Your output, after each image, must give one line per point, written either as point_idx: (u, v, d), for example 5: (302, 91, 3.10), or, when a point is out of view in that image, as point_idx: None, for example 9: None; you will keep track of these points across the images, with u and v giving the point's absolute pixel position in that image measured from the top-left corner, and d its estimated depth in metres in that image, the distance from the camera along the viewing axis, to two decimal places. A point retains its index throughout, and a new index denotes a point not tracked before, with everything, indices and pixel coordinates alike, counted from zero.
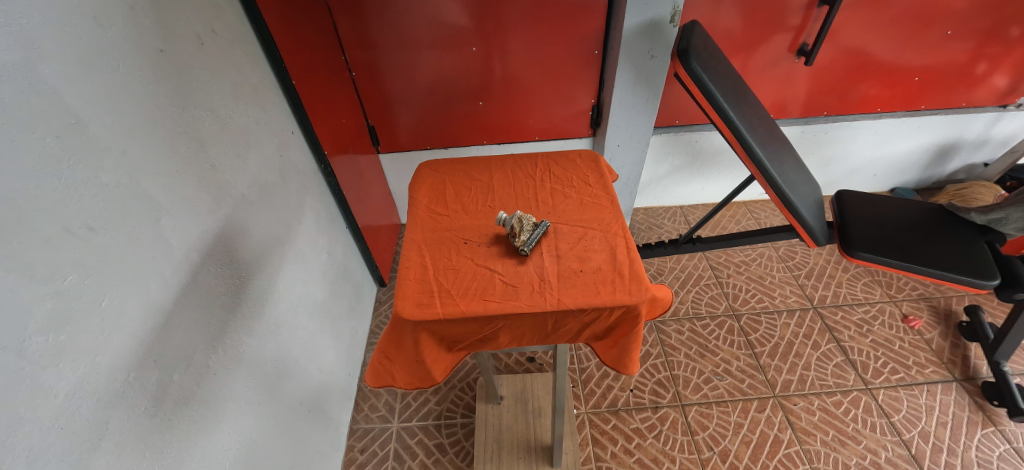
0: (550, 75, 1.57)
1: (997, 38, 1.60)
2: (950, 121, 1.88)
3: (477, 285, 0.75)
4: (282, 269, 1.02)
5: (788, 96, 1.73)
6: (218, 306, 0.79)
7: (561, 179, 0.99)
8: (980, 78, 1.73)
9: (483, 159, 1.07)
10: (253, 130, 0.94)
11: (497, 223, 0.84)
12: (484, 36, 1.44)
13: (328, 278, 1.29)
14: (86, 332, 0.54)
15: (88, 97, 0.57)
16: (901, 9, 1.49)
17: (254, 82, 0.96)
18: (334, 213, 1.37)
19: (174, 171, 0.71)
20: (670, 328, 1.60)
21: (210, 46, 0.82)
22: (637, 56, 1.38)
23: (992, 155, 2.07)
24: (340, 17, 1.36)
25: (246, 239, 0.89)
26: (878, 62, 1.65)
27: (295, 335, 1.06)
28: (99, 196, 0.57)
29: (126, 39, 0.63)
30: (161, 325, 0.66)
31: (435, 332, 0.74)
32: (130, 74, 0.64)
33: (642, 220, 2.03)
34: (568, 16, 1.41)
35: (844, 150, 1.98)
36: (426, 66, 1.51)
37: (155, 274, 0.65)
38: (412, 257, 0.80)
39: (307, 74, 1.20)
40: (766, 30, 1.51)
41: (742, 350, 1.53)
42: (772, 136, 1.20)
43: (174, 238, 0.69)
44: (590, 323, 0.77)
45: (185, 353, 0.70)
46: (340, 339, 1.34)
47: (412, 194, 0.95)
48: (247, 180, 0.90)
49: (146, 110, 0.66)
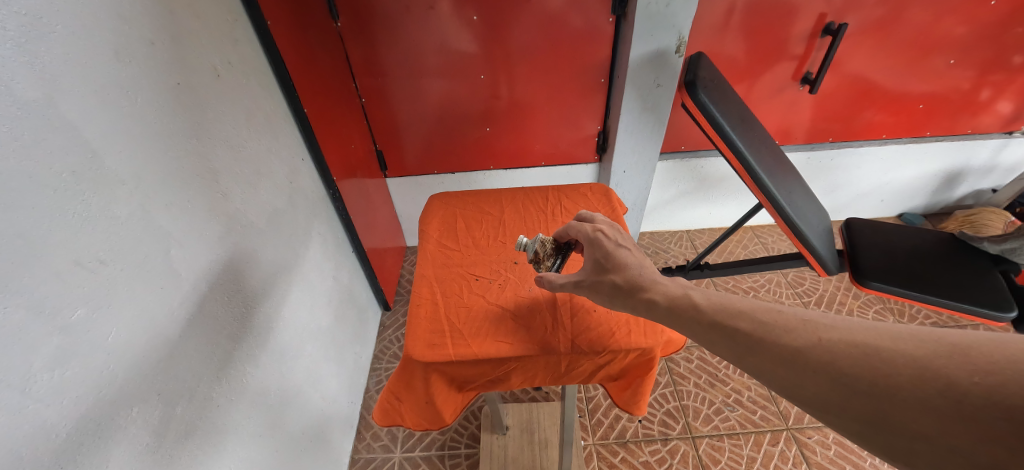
0: (556, 100, 1.59)
1: (1000, 66, 1.62)
2: (955, 148, 1.88)
3: (489, 325, 0.75)
4: (289, 295, 1.02)
5: (793, 122, 1.74)
6: (224, 334, 0.78)
7: (573, 213, 1.00)
8: (985, 104, 1.74)
9: (495, 192, 1.08)
10: (264, 158, 0.96)
11: (517, 246, 0.82)
12: (492, 63, 1.47)
13: (333, 303, 1.28)
14: (89, 368, 0.53)
15: (104, 129, 0.57)
16: (904, 39, 1.51)
17: (268, 111, 0.98)
18: (341, 238, 1.37)
19: (186, 202, 0.71)
20: (678, 355, 1.57)
21: (226, 78, 0.84)
22: (643, 85, 1.40)
23: (1000, 182, 2.07)
24: (352, 46, 1.39)
25: (255, 266, 0.89)
26: (882, 89, 1.66)
27: (298, 362, 1.04)
28: (112, 228, 0.57)
29: (144, 74, 0.64)
30: (167, 357, 0.65)
31: (447, 373, 0.74)
32: (148, 107, 0.65)
33: (649, 244, 2.02)
34: (573, 45, 1.43)
35: (851, 177, 1.98)
36: (434, 92, 1.54)
37: (161, 306, 0.64)
38: (424, 294, 0.81)
39: (319, 101, 1.22)
40: (770, 59, 1.53)
41: (753, 380, 1.50)
42: (780, 164, 1.20)
43: (182, 268, 0.69)
44: (605, 364, 0.75)
45: (189, 385, 0.69)
46: (343, 365, 1.33)
47: (424, 227, 0.97)
48: (257, 208, 0.91)
49: (161, 141, 0.67)
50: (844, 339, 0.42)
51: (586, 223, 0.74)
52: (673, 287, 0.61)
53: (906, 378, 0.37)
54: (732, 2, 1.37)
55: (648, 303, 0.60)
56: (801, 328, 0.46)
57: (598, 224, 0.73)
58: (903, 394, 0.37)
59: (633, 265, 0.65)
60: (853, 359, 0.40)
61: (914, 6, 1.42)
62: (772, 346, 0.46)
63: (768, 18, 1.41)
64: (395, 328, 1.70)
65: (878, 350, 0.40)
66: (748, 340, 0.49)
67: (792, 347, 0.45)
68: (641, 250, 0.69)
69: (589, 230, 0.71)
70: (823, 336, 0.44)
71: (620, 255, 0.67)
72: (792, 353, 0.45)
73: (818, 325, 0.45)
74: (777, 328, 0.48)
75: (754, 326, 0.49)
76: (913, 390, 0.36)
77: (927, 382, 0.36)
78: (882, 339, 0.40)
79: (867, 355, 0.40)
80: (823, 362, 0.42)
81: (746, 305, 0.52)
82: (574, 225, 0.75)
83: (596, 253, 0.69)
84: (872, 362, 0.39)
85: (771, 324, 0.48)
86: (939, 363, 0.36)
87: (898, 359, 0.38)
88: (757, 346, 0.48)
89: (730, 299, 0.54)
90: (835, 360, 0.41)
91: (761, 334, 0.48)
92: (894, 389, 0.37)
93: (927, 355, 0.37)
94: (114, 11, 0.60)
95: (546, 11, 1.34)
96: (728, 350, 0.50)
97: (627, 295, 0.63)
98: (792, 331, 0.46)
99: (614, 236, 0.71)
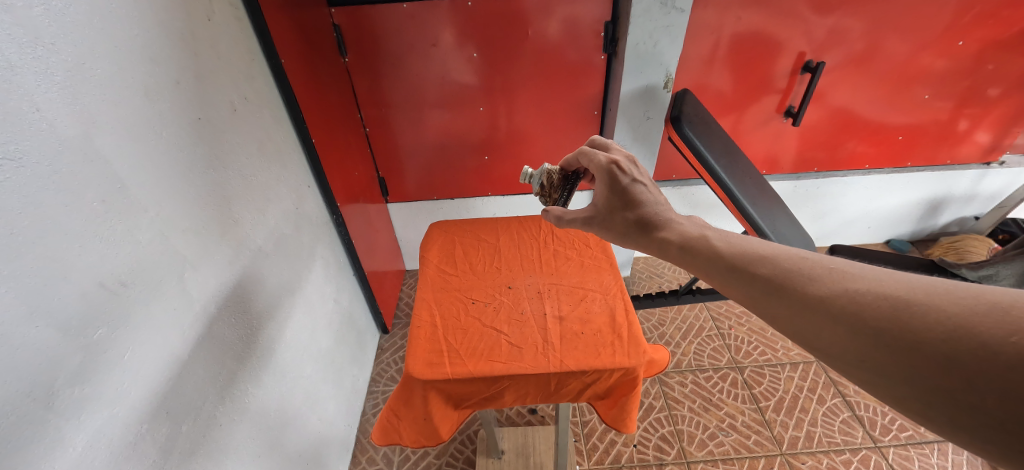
0: (552, 130, 1.66)
1: (975, 100, 1.70)
2: (936, 178, 1.96)
3: (484, 346, 0.79)
4: (291, 317, 1.05)
5: (780, 152, 1.82)
6: (229, 355, 0.81)
7: (563, 241, 1.05)
8: (963, 134, 1.82)
9: (491, 220, 1.14)
10: (274, 185, 1.01)
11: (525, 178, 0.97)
12: (491, 95, 1.55)
13: (334, 326, 1.31)
14: (105, 385, 0.56)
15: (132, 162, 0.62)
16: (882, 75, 1.60)
17: (278, 141, 1.04)
18: (342, 261, 1.41)
19: (201, 227, 0.75)
20: (673, 380, 1.59)
21: (241, 111, 0.89)
22: (634, 117, 1.48)
23: (982, 209, 2.14)
24: (358, 79, 1.47)
25: (260, 288, 0.92)
26: (864, 121, 1.74)
27: (298, 384, 1.06)
28: (133, 252, 0.61)
29: (171, 109, 0.70)
30: (176, 377, 0.68)
31: (444, 391, 0.77)
32: (172, 140, 0.70)
33: (643, 268, 2.06)
34: (568, 79, 1.51)
35: (837, 204, 2.05)
36: (435, 123, 1.61)
37: (174, 326, 0.68)
38: (423, 316, 0.85)
39: (326, 131, 1.29)
40: (755, 93, 1.61)
41: (746, 404, 1.51)
42: (763, 194, 1.26)
43: (195, 289, 0.73)
44: (592, 383, 0.79)
45: (195, 404, 0.72)
46: (341, 388, 1.34)
47: (423, 253, 1.01)
48: (265, 233, 0.95)
49: (182, 172, 0.72)
50: (873, 291, 0.46)
51: (602, 155, 0.83)
52: (693, 232, 0.68)
53: (934, 333, 0.40)
54: (717, 41, 1.46)
55: (666, 243, 0.70)
56: (829, 278, 0.50)
57: (613, 157, 0.82)
58: (930, 347, 0.40)
59: (650, 204, 0.77)
60: (880, 311, 0.44)
61: (889, 44, 1.51)
62: (793, 291, 0.51)
63: (752, 55, 1.50)
64: (394, 351, 1.72)
65: (909, 304, 0.43)
66: (768, 281, 0.54)
67: (818, 296, 0.49)
68: (656, 188, 0.80)
69: (605, 164, 0.81)
70: (851, 287, 0.47)
71: (635, 194, 0.78)
72: (817, 301, 0.49)
73: (847, 277, 0.48)
74: (805, 276, 0.52)
75: (775, 270, 0.55)
76: (941, 344, 0.39)
77: (959, 339, 0.38)
78: (915, 293, 0.43)
79: (897, 308, 0.43)
80: (849, 312, 0.46)
81: (768, 252, 0.57)
82: (590, 154, 0.85)
83: (615, 190, 0.80)
84: (901, 316, 0.42)
85: (799, 273, 0.52)
86: (972, 321, 0.38)
87: (929, 315, 0.41)
88: (781, 291, 0.52)
89: (755, 246, 0.60)
90: (860, 310, 0.45)
91: (787, 281, 0.52)
92: (919, 342, 0.40)
93: (960, 312, 0.39)
94: (147, 54, 0.65)
95: (542, 48, 1.43)
96: (751, 292, 0.56)
97: (643, 234, 0.75)
98: (821, 280, 0.50)
99: (627, 170, 0.81)
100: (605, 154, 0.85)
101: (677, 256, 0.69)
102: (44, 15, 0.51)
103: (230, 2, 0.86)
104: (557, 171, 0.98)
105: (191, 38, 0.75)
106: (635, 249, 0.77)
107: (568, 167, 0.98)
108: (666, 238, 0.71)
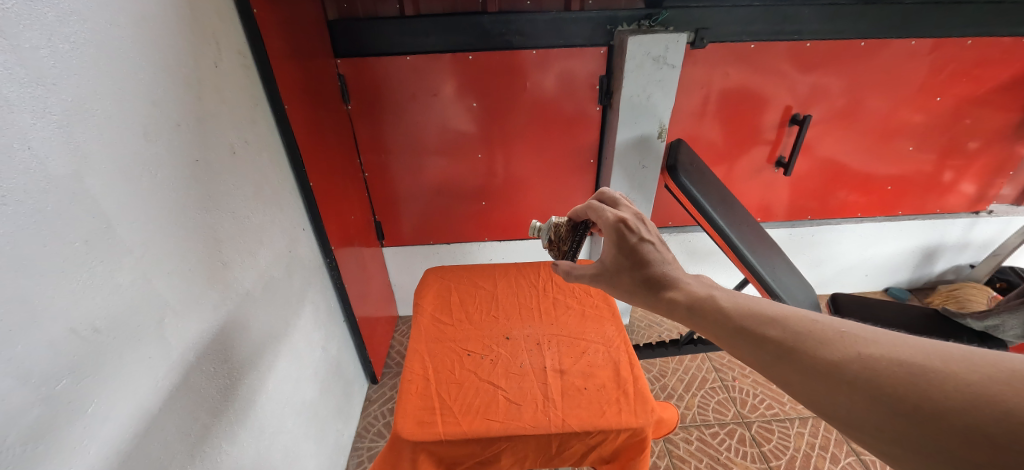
0: (549, 176, 1.68)
1: (957, 152, 1.76)
2: (928, 226, 1.99)
3: (480, 402, 0.75)
4: (275, 367, 0.99)
5: (773, 200, 1.85)
6: (204, 407, 0.75)
7: (563, 289, 1.03)
8: (948, 185, 1.87)
9: (489, 267, 1.12)
10: (267, 228, 0.99)
11: (534, 231, 1.01)
12: (490, 143, 1.58)
13: (320, 376, 1.25)
14: (62, 443, 0.52)
15: (122, 202, 0.60)
16: (866, 128, 1.66)
17: (276, 185, 1.03)
18: (333, 306, 1.37)
19: (188, 270, 0.73)
20: (678, 436, 1.50)
21: (240, 154, 0.89)
22: (629, 166, 1.52)
23: (977, 257, 2.15)
24: (360, 126, 1.51)
25: (245, 335, 0.88)
26: (852, 171, 1.79)
27: (277, 440, 0.99)
28: (111, 295, 0.58)
29: (168, 151, 0.69)
30: (142, 433, 0.63)
31: (436, 454, 0.71)
32: (166, 181, 0.68)
33: (642, 317, 2.02)
34: (565, 128, 1.55)
35: (833, 252, 2.05)
36: (434, 169, 1.63)
37: (148, 376, 0.64)
38: (415, 369, 0.81)
39: (325, 174, 1.29)
40: (746, 144, 1.66)
41: (755, 463, 1.42)
42: (762, 243, 1.27)
43: (173, 336, 0.69)
44: (596, 445, 0.73)
45: (161, 464, 0.65)
46: (323, 446, 1.25)
47: (418, 300, 0.98)
48: (254, 276, 0.92)
49: (172, 212, 0.70)
50: (887, 355, 0.45)
51: (610, 211, 0.82)
52: (700, 291, 0.67)
53: (956, 402, 0.39)
54: (707, 95, 1.52)
55: (673, 303, 0.69)
56: (841, 342, 0.49)
57: (621, 213, 0.81)
58: (951, 417, 0.39)
59: (658, 263, 0.75)
60: (896, 378, 0.43)
61: (870, 100, 1.59)
62: (806, 357, 0.50)
63: (741, 108, 1.56)
64: (382, 402, 1.64)
65: (925, 371, 0.42)
66: (779, 346, 0.52)
67: (831, 361, 0.48)
68: (664, 244, 0.78)
69: (613, 220, 0.80)
70: (863, 351, 0.46)
71: (644, 253, 0.76)
72: (830, 366, 0.47)
73: (859, 341, 0.48)
74: (815, 340, 0.51)
75: (786, 335, 0.53)
76: (963, 414, 0.38)
77: (984, 407, 0.37)
78: (932, 360, 0.42)
79: (916, 376, 0.42)
80: (864, 378, 0.45)
81: (779, 315, 0.56)
82: (599, 209, 0.84)
83: (623, 247, 0.78)
84: (919, 382, 0.42)
85: (810, 336, 0.51)
86: (992, 389, 0.38)
87: (949, 383, 0.40)
88: (791, 356, 0.51)
89: (766, 309, 0.58)
90: (875, 377, 0.44)
91: (798, 345, 0.51)
92: (939, 411, 0.39)
93: (980, 379, 0.39)
94: (150, 97, 0.66)
95: (540, 98, 1.48)
96: (761, 357, 0.54)
97: (652, 294, 0.73)
98: (832, 344, 0.49)
99: (634, 228, 0.80)
100: (614, 209, 0.84)
101: (686, 317, 0.67)
102: (49, 56, 0.51)
103: (237, 50, 0.89)
104: (565, 223, 0.99)
105: (196, 82, 0.76)
106: (641, 307, 0.75)
107: (576, 216, 0.97)
108: (676, 299, 0.69)
